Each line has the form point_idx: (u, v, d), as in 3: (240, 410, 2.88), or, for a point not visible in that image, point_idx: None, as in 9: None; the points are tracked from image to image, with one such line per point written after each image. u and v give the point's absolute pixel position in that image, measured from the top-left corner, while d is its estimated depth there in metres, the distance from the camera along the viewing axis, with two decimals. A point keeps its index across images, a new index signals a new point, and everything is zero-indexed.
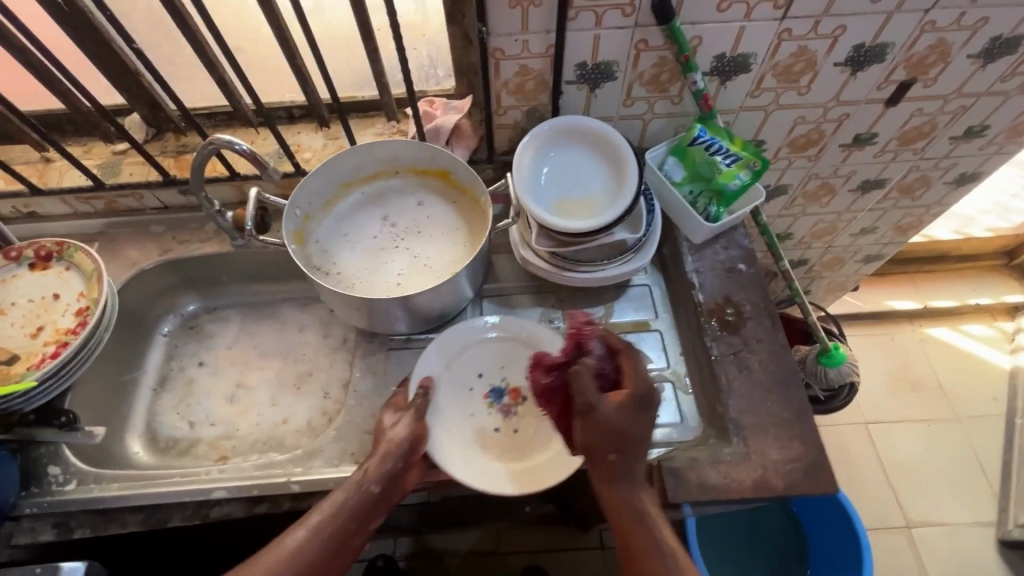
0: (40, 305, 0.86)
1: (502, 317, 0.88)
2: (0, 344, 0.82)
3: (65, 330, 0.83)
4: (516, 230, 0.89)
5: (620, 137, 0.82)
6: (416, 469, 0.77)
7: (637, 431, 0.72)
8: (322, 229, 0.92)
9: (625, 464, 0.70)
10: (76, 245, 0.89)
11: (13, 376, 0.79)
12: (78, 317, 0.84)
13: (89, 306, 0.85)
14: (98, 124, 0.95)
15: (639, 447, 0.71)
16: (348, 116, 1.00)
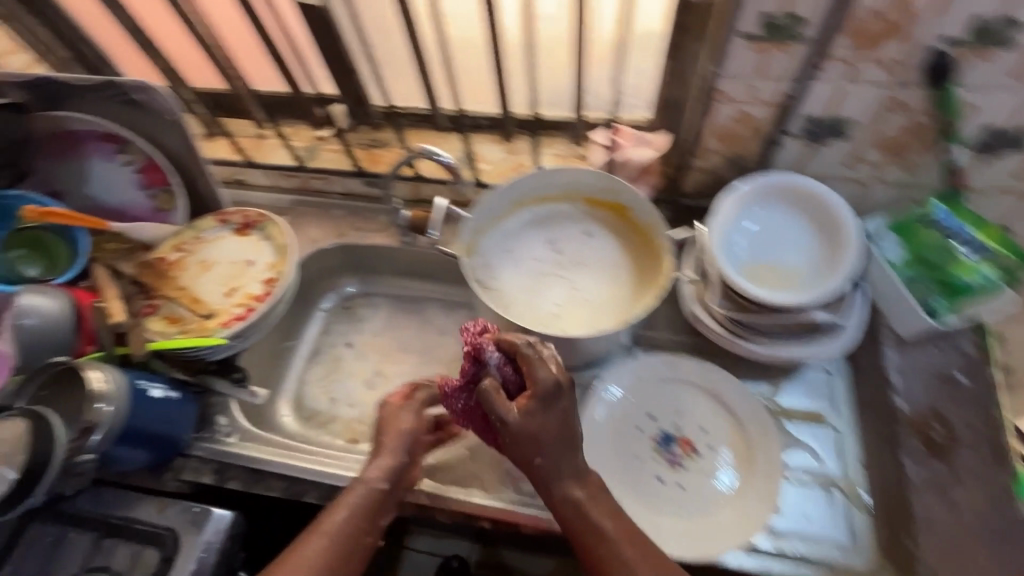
0: (237, 268, 0.95)
1: (678, 360, 0.82)
2: (203, 297, 0.92)
3: (253, 295, 0.92)
4: (689, 285, 0.82)
5: (844, 213, 0.75)
6: (414, 469, 0.79)
7: (555, 425, 0.68)
8: (487, 242, 0.92)
9: (552, 467, 0.67)
10: (275, 220, 0.98)
11: (207, 330, 0.88)
12: (266, 286, 0.93)
13: (276, 278, 0.93)
14: (310, 110, 1.05)
15: (569, 445, 0.67)
16: (532, 133, 0.99)
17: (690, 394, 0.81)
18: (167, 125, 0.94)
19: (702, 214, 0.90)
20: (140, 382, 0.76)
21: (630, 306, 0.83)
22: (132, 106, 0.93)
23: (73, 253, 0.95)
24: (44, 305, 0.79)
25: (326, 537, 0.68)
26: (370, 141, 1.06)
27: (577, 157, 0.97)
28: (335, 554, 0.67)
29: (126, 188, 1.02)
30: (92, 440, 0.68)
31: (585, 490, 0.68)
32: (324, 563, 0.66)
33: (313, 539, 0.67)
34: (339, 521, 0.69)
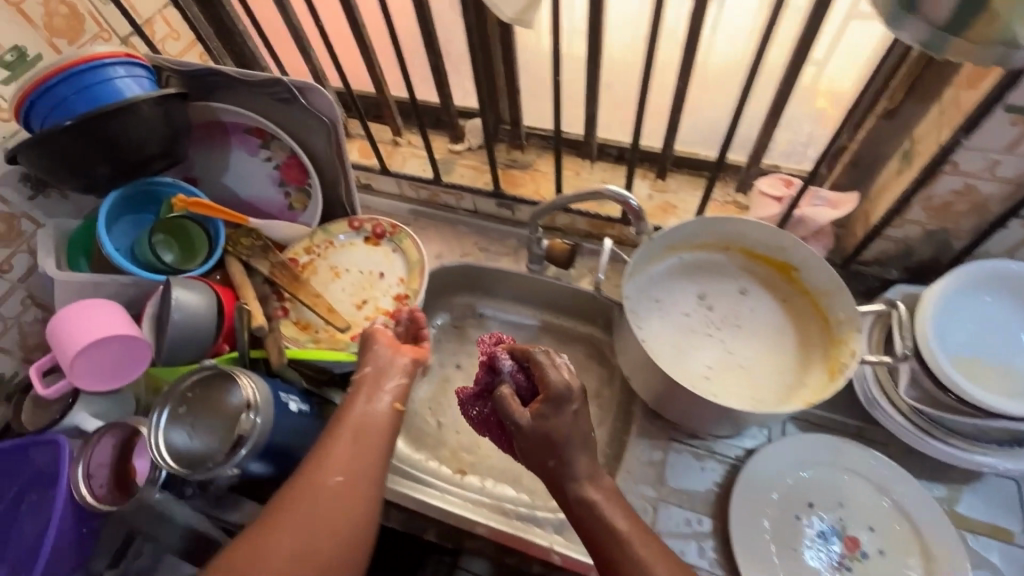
0: (367, 280, 0.95)
1: (841, 445, 0.74)
2: (333, 305, 0.92)
3: (384, 311, 0.91)
4: (870, 369, 0.73)
5: None
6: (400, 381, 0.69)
7: (569, 429, 0.64)
8: (635, 285, 0.84)
9: (569, 468, 0.64)
10: (408, 234, 0.96)
11: (337, 343, 0.88)
12: (396, 302, 0.92)
13: (407, 294, 0.92)
14: (452, 123, 1.02)
15: (577, 444, 0.64)
16: (681, 171, 0.94)
17: (854, 486, 0.73)
18: (318, 127, 0.93)
19: (875, 284, 0.82)
20: (281, 394, 0.75)
21: (795, 379, 0.76)
22: (288, 104, 0.92)
23: (210, 243, 0.94)
24: (191, 300, 0.78)
25: (347, 472, 0.60)
26: (508, 161, 1.02)
27: (732, 204, 0.91)
28: (349, 490, 0.59)
29: (264, 183, 1.02)
30: (241, 453, 0.67)
31: (602, 492, 0.64)
32: (342, 501, 0.58)
33: (328, 475, 0.59)
34: (349, 456, 0.61)
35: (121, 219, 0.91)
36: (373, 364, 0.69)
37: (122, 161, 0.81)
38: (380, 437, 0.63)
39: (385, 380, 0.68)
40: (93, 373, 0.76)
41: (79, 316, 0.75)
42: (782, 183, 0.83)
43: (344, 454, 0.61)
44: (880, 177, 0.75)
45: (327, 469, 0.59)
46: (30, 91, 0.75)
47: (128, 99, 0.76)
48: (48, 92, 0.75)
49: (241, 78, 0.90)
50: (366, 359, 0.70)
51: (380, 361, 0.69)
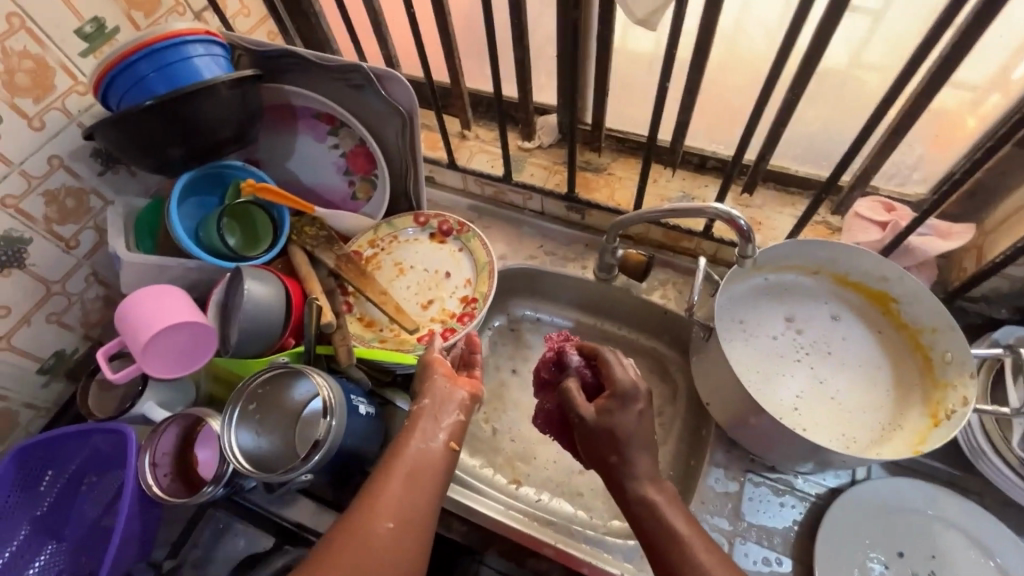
0: (434, 280, 0.93)
1: (939, 495, 0.70)
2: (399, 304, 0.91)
3: (450, 312, 0.90)
4: (980, 418, 0.68)
5: None
6: (450, 413, 0.65)
7: (634, 427, 0.63)
8: (720, 304, 0.79)
9: (629, 466, 0.61)
10: (476, 234, 0.94)
11: (402, 343, 0.86)
12: (464, 304, 0.90)
13: (475, 298, 0.90)
14: (527, 118, 0.97)
15: (640, 443, 0.62)
16: (767, 186, 0.90)
17: (949, 538, 0.68)
18: (391, 118, 0.90)
19: (977, 322, 0.77)
20: (352, 396, 0.73)
21: (891, 418, 0.72)
22: (359, 91, 0.89)
23: (274, 229, 0.92)
24: (260, 291, 0.76)
25: (398, 519, 0.55)
26: (583, 163, 0.98)
27: (824, 225, 0.86)
28: (404, 536, 0.55)
29: (328, 170, 0.99)
30: (315, 458, 0.65)
31: (662, 494, 0.61)
32: (397, 550, 0.54)
33: (378, 521, 0.54)
34: (401, 499, 0.56)
35: (187, 200, 0.88)
36: (429, 396, 0.66)
37: (197, 143, 0.79)
38: (433, 478, 0.59)
39: (444, 412, 0.64)
40: (158, 360, 0.74)
41: (148, 301, 0.74)
42: (884, 207, 0.78)
43: (395, 498, 0.56)
44: (1007, 210, 0.70)
45: (376, 514, 0.55)
46: (108, 68, 0.72)
47: (207, 81, 0.73)
48: (126, 68, 0.72)
49: (320, 62, 0.86)
50: (422, 391, 0.67)
51: (436, 395, 0.66)
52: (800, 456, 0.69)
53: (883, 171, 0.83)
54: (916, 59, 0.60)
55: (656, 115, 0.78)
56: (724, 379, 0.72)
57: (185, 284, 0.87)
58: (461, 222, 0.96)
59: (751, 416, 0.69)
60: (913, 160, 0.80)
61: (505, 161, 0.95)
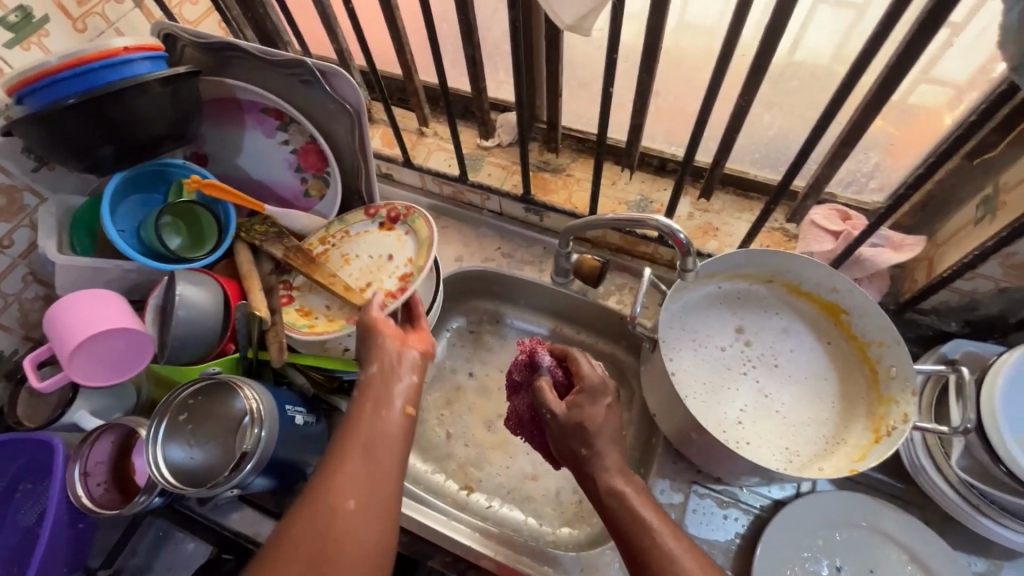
0: (377, 265, 0.88)
1: (878, 510, 0.70)
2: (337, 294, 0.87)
3: (387, 292, 0.84)
4: (921, 436, 0.68)
5: None
6: (404, 379, 0.62)
7: (602, 423, 0.62)
8: (668, 313, 0.77)
9: (599, 458, 0.61)
10: (421, 214, 0.89)
11: (335, 327, 0.83)
12: (401, 282, 0.84)
13: (412, 273, 0.85)
14: (484, 116, 0.94)
15: (606, 433, 0.62)
16: (726, 191, 0.88)
17: (888, 553, 0.68)
18: (340, 116, 0.86)
19: (928, 333, 0.76)
20: (287, 406, 0.71)
21: (835, 432, 0.71)
22: (308, 86, 0.85)
23: (220, 230, 0.89)
24: (196, 296, 0.74)
25: (359, 496, 0.53)
26: (541, 163, 0.96)
27: (780, 232, 0.84)
28: (370, 509, 0.53)
29: (279, 166, 0.95)
30: (246, 469, 0.64)
31: (630, 483, 0.60)
32: (366, 528, 0.52)
33: (339, 499, 0.52)
34: (361, 474, 0.54)
35: (128, 198, 0.86)
36: (377, 363, 0.63)
37: (131, 138, 0.75)
38: (392, 448, 0.57)
39: (393, 379, 0.62)
40: (92, 368, 0.72)
41: (80, 305, 0.72)
42: (839, 215, 0.77)
43: (354, 474, 0.54)
44: (956, 224, 0.68)
45: (337, 492, 0.53)
46: (27, 83, 0.68)
47: (139, 78, 0.70)
48: (50, 82, 0.68)
49: (262, 57, 0.83)
50: (370, 357, 0.64)
51: (385, 360, 0.63)
52: (744, 470, 0.68)
53: (840, 177, 0.81)
54: (858, 70, 0.58)
55: (606, 119, 0.76)
56: (667, 393, 0.70)
57: (123, 287, 0.84)
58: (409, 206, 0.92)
59: (693, 431, 0.68)
60: (870, 168, 0.78)
61: (460, 161, 0.92)
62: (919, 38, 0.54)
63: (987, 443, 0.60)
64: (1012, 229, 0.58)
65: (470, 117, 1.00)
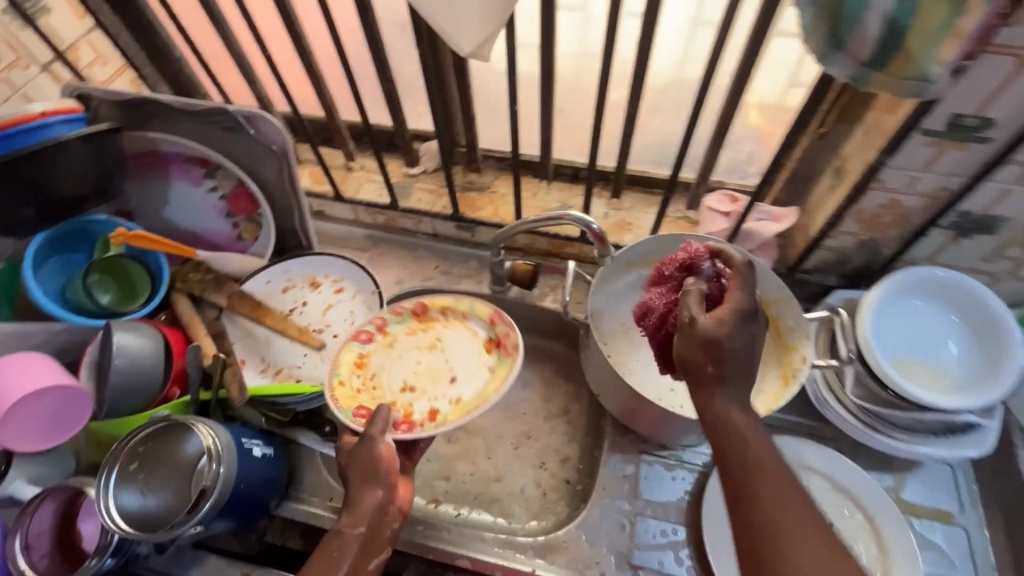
0: (440, 385, 0.83)
1: (800, 448, 0.79)
2: (388, 363, 0.85)
3: (412, 412, 0.80)
4: (820, 374, 0.78)
5: (1008, 319, 0.70)
6: (378, 551, 0.63)
7: (743, 348, 0.53)
8: (597, 302, 0.85)
9: (725, 381, 0.53)
10: (515, 363, 0.81)
11: (346, 399, 0.79)
12: (429, 416, 0.80)
13: (443, 420, 0.79)
14: (407, 146, 1.01)
15: (745, 366, 0.53)
16: (633, 190, 0.98)
17: (812, 483, 0.78)
18: (268, 158, 0.89)
19: (817, 290, 0.88)
20: (244, 439, 0.72)
21: (753, 384, 0.81)
22: (234, 133, 0.88)
23: (153, 282, 0.88)
24: (134, 343, 0.73)
25: None
26: (466, 183, 1.03)
27: (683, 220, 0.95)
28: None
29: (209, 214, 0.97)
30: (206, 507, 0.63)
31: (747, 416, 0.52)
32: None
33: None
34: None
35: (49, 261, 0.84)
36: (366, 524, 0.62)
37: (52, 196, 0.76)
38: None
39: (372, 542, 0.62)
40: (22, 433, 0.70)
41: (9, 369, 0.70)
42: (728, 199, 0.88)
43: None
44: (818, 193, 0.81)
45: None
46: None
47: (57, 137, 0.72)
48: None
49: (184, 108, 0.85)
50: (358, 515, 0.62)
51: (373, 522, 0.63)
52: (683, 429, 0.75)
53: (725, 167, 0.93)
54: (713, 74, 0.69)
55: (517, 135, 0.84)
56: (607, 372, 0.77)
57: (52, 349, 0.81)
58: (520, 344, 0.82)
59: (632, 401, 0.75)
60: (746, 156, 0.92)
61: (389, 188, 0.98)
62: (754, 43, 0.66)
63: (870, 368, 0.71)
64: (856, 189, 0.71)
65: (394, 148, 1.06)
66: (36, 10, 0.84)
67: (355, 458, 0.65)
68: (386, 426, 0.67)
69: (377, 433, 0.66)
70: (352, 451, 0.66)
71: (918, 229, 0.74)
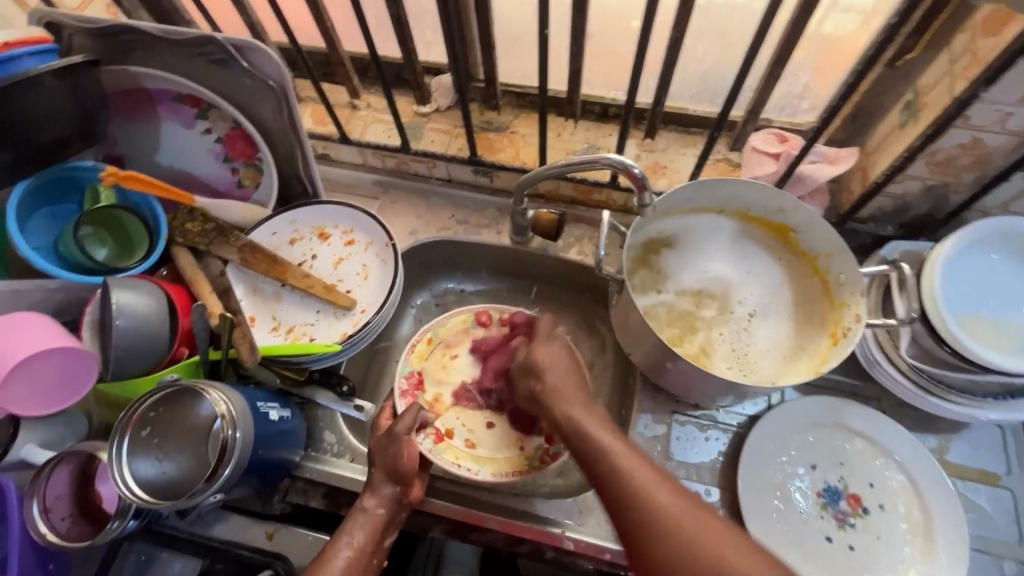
0: (480, 429, 0.80)
1: (843, 410, 0.75)
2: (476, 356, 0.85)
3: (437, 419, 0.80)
4: (873, 332, 0.73)
5: None
6: (393, 530, 0.68)
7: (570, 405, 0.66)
8: (640, 254, 0.79)
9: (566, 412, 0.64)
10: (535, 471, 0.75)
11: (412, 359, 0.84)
12: (438, 432, 0.78)
13: (437, 444, 0.77)
14: (418, 80, 0.91)
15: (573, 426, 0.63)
16: (669, 128, 0.89)
17: (853, 445, 0.74)
18: (264, 94, 0.80)
19: (868, 241, 0.81)
20: (258, 403, 0.68)
21: (796, 343, 0.75)
22: (225, 67, 0.78)
23: (150, 236, 0.82)
24: (136, 302, 0.69)
25: None
26: (483, 123, 0.94)
27: (724, 162, 0.86)
28: None
29: (204, 158, 0.89)
30: (226, 471, 0.60)
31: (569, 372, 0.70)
32: None
33: None
34: None
35: (37, 213, 0.78)
36: (387, 507, 0.67)
37: (28, 142, 0.69)
38: None
39: (386, 524, 0.67)
40: (28, 397, 0.67)
41: (8, 330, 0.66)
42: (777, 138, 0.79)
43: None
44: (884, 131, 0.72)
45: None
46: None
47: (26, 70, 0.64)
48: None
49: (167, 37, 0.75)
50: (380, 500, 0.67)
51: (393, 506, 0.67)
52: (721, 391, 0.70)
53: (775, 102, 0.84)
54: None
55: (545, 67, 0.74)
56: (640, 332, 0.72)
57: (51, 308, 0.76)
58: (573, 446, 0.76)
59: (667, 363, 0.71)
60: (800, 89, 0.82)
61: (400, 129, 0.89)
62: None
63: (931, 328, 0.66)
64: (935, 128, 0.62)
65: (404, 84, 0.96)
66: None
67: (383, 449, 0.69)
68: (412, 424, 0.70)
69: (403, 430, 0.69)
70: (381, 441, 0.70)
71: (998, 173, 0.65)
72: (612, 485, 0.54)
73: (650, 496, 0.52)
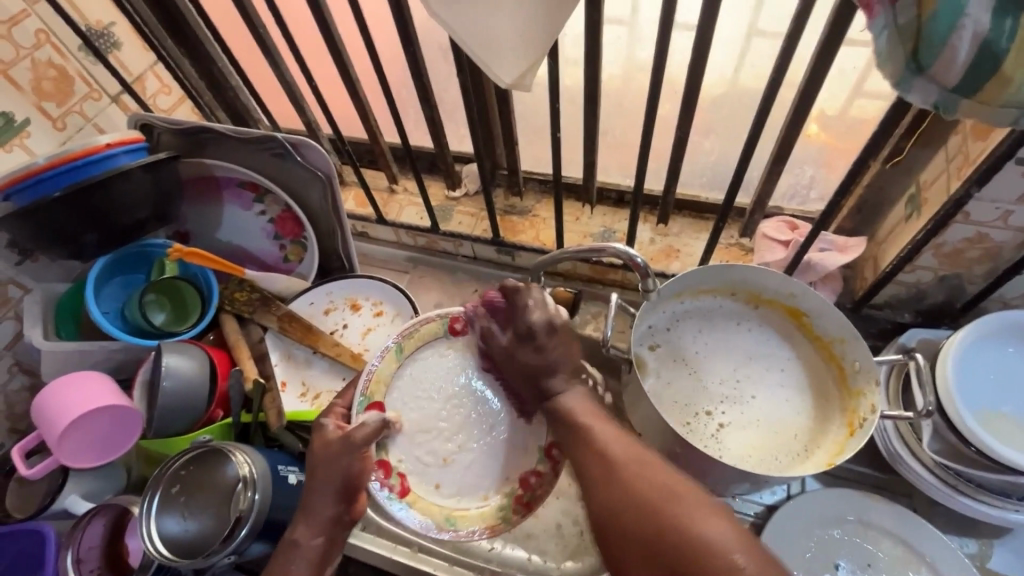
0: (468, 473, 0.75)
1: (868, 509, 0.72)
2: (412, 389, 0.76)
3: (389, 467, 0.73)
4: (893, 425, 0.71)
5: None
6: (335, 546, 0.64)
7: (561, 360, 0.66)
8: (649, 333, 0.81)
9: (558, 393, 0.65)
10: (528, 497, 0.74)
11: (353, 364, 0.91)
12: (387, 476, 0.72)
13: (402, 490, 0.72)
14: (447, 168, 0.99)
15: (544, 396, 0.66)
16: (682, 213, 0.93)
17: (881, 545, 0.70)
18: (313, 182, 0.90)
19: (888, 326, 0.81)
20: (280, 466, 0.73)
21: (810, 434, 0.75)
22: (282, 158, 0.89)
23: (202, 305, 0.91)
24: (182, 365, 0.76)
25: None
26: (507, 207, 1.01)
27: (737, 248, 0.89)
28: None
29: (256, 236, 0.99)
30: (240, 535, 0.65)
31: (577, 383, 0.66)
32: None
33: None
34: None
35: (110, 282, 0.89)
36: (320, 532, 0.63)
37: (114, 224, 0.81)
38: None
39: (326, 552, 0.63)
40: (80, 449, 0.74)
41: (69, 388, 0.73)
42: (787, 226, 0.81)
43: None
44: (893, 223, 0.74)
45: None
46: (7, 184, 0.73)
47: (121, 167, 0.76)
48: (32, 183, 0.73)
49: (236, 135, 0.87)
50: (309, 507, 0.63)
51: (321, 522, 0.63)
52: (733, 478, 0.69)
53: (784, 191, 0.87)
54: (770, 95, 0.64)
55: (560, 161, 0.81)
56: (647, 413, 0.73)
57: (111, 366, 0.86)
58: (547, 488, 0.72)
59: (676, 447, 0.70)
60: (808, 180, 0.86)
61: (430, 213, 0.97)
62: (818, 68, 0.60)
63: (951, 424, 0.64)
64: (936, 223, 0.64)
65: (436, 171, 1.05)
66: (107, 46, 0.88)
67: (327, 462, 0.65)
68: (372, 436, 0.67)
69: (361, 441, 0.66)
70: (324, 450, 0.66)
71: (1011, 265, 0.66)
72: (619, 496, 0.53)
73: (645, 499, 0.51)
